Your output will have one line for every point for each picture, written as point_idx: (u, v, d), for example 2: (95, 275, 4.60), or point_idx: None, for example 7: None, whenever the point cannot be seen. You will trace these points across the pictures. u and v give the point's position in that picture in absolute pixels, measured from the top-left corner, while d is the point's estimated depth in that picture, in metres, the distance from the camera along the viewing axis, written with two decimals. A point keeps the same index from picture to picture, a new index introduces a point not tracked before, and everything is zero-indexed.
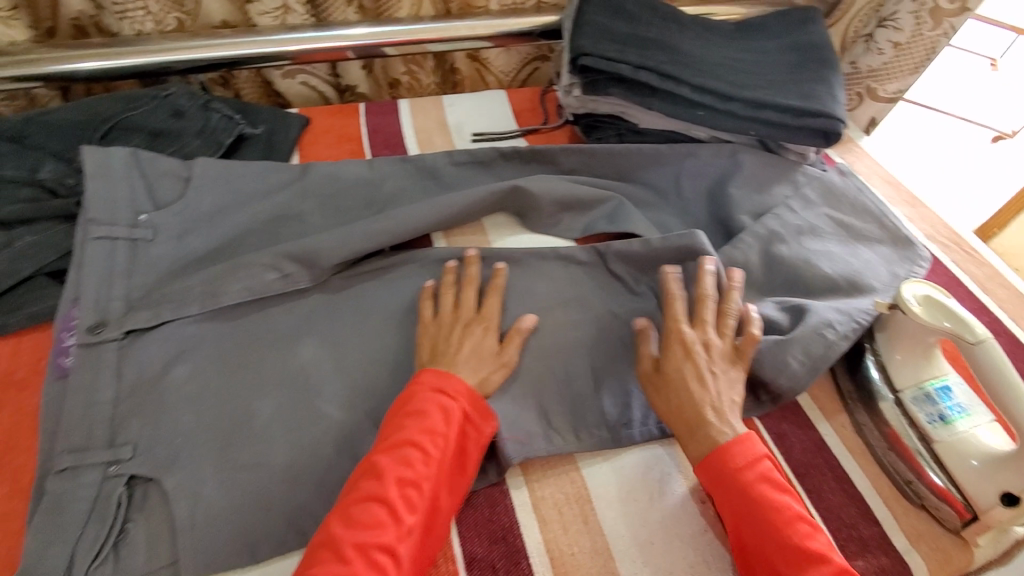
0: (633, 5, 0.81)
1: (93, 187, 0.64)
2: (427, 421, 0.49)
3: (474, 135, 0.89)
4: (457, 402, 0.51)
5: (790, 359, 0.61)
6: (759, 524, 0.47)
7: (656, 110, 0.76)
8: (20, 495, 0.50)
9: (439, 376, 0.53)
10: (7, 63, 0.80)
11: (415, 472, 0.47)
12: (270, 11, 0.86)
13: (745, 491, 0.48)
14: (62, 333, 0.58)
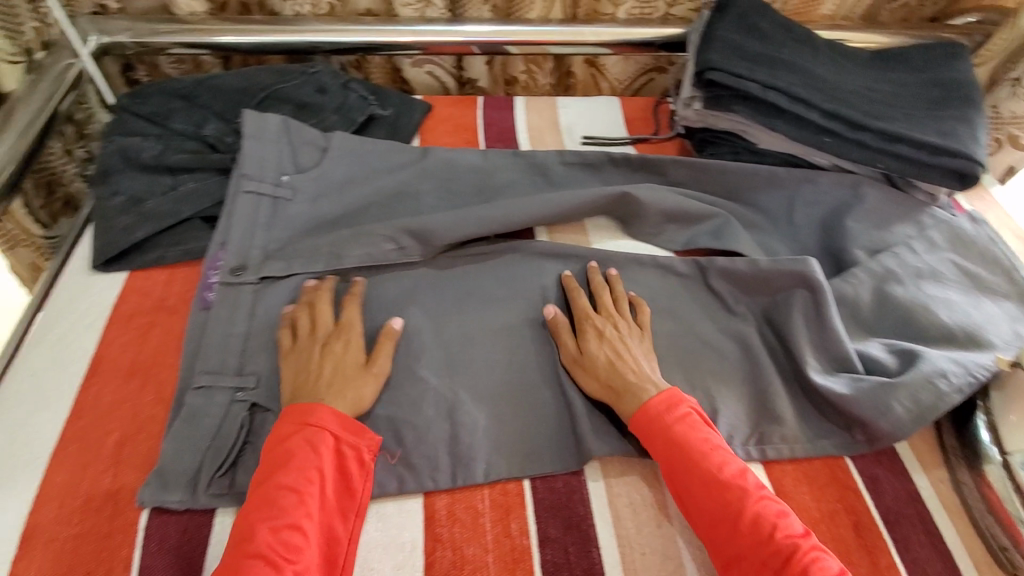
0: (767, 25, 0.80)
1: (248, 147, 0.72)
2: (295, 462, 0.50)
3: (585, 138, 0.90)
4: (314, 430, 0.52)
5: (894, 403, 0.58)
6: (684, 463, 0.52)
7: (779, 131, 0.75)
8: (162, 405, 0.58)
9: (302, 410, 0.53)
10: (185, 30, 0.89)
11: (293, 516, 0.47)
12: (412, 3, 0.92)
13: (666, 434, 0.54)
14: (208, 270, 0.66)
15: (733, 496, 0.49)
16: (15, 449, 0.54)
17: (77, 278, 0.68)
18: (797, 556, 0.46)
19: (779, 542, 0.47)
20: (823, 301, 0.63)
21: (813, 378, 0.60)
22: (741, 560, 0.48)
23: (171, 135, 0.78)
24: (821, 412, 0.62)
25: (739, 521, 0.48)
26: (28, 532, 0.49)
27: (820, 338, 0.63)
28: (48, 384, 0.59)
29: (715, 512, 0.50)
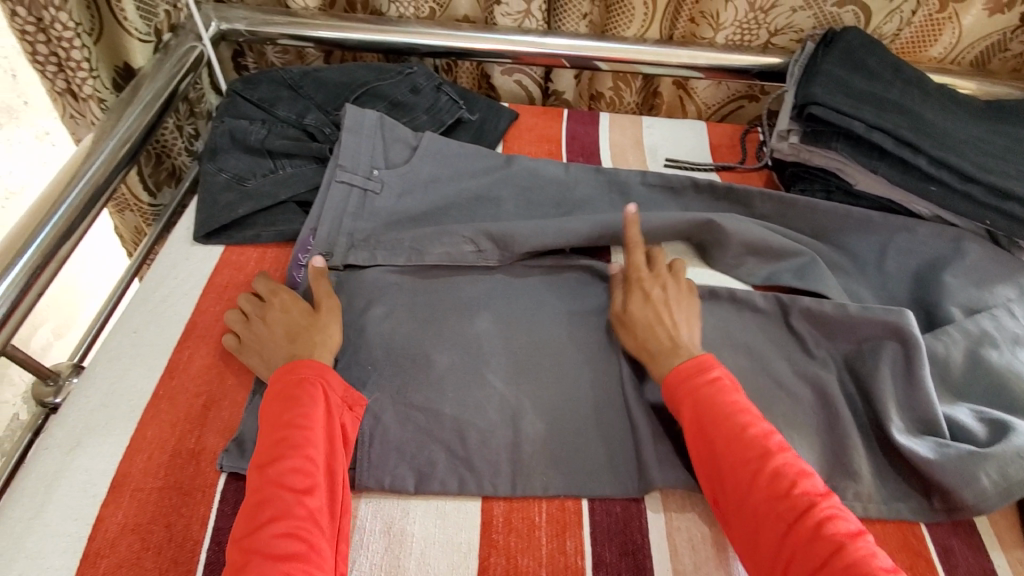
0: (876, 63, 0.77)
1: (346, 139, 0.74)
2: (288, 414, 0.53)
3: (668, 160, 0.89)
4: (306, 378, 0.55)
5: (979, 473, 0.54)
6: (708, 420, 0.53)
7: (880, 173, 0.72)
8: (246, 374, 0.61)
9: (287, 370, 0.56)
10: (294, 23, 0.93)
11: (300, 454, 0.51)
12: (512, 13, 0.93)
13: (693, 392, 0.55)
14: (299, 252, 0.70)
15: (754, 453, 0.50)
16: (114, 398, 0.58)
17: (180, 246, 0.73)
18: (812, 512, 0.46)
19: (796, 498, 0.47)
20: (916, 356, 0.60)
21: (894, 436, 0.58)
22: (756, 515, 0.48)
23: (275, 121, 0.82)
24: (898, 472, 0.59)
25: (757, 477, 0.49)
26: (119, 478, 0.53)
27: (905, 396, 0.60)
28: (147, 342, 0.63)
29: (734, 470, 0.50)
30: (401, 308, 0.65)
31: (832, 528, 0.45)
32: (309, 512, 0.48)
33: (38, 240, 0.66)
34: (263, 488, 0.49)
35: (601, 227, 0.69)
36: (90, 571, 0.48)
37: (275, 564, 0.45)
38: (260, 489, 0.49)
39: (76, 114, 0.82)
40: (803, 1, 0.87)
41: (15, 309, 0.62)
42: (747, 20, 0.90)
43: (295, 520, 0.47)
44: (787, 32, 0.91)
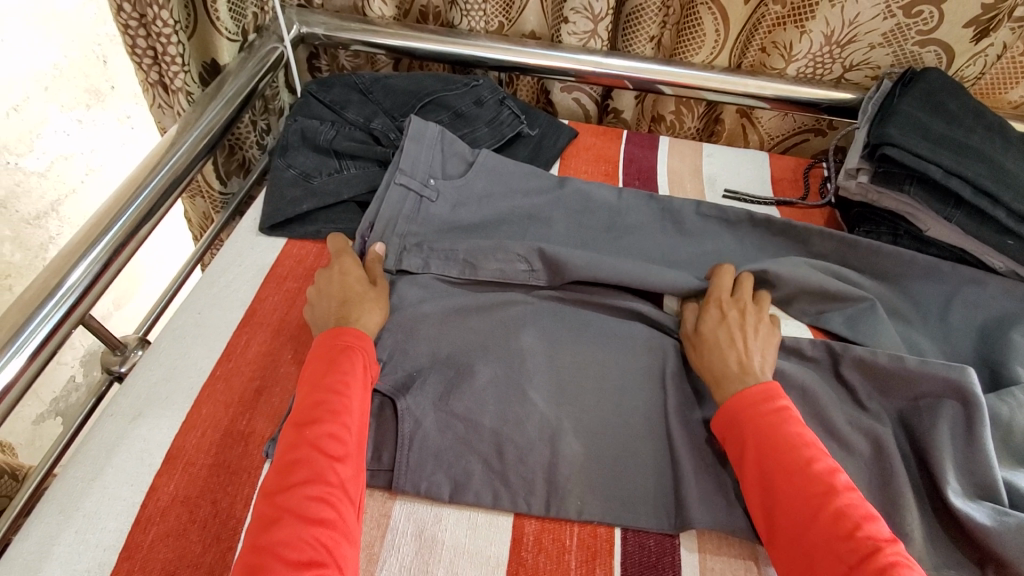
0: (956, 107, 0.74)
1: (410, 146, 0.76)
2: (330, 379, 0.55)
3: (726, 191, 0.88)
4: (346, 347, 0.58)
5: None
6: (771, 447, 0.52)
7: (954, 222, 0.68)
8: (297, 365, 0.63)
9: (333, 335, 0.59)
10: (370, 30, 0.96)
11: (336, 417, 0.53)
12: (579, 32, 0.93)
13: (755, 421, 0.54)
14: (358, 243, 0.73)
15: (816, 490, 0.49)
16: (175, 374, 0.61)
17: (246, 235, 0.77)
18: (877, 556, 0.44)
19: (860, 541, 0.45)
20: (977, 415, 0.57)
21: (951, 500, 0.54)
22: (813, 550, 0.47)
23: (344, 123, 0.86)
24: (953, 540, 0.55)
25: (819, 515, 0.48)
26: (174, 451, 0.56)
27: (961, 459, 0.56)
28: (209, 324, 0.66)
29: (794, 507, 0.49)
30: (449, 314, 0.66)
31: (896, 574, 0.43)
32: (338, 480, 0.49)
33: (122, 219, 0.71)
34: (299, 450, 0.51)
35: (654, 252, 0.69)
36: (139, 537, 0.50)
37: (304, 524, 0.46)
38: (295, 451, 0.51)
39: (165, 104, 0.87)
40: (882, 39, 0.85)
41: (97, 282, 0.67)
42: (821, 53, 0.88)
43: (325, 485, 0.49)
44: (862, 68, 0.89)
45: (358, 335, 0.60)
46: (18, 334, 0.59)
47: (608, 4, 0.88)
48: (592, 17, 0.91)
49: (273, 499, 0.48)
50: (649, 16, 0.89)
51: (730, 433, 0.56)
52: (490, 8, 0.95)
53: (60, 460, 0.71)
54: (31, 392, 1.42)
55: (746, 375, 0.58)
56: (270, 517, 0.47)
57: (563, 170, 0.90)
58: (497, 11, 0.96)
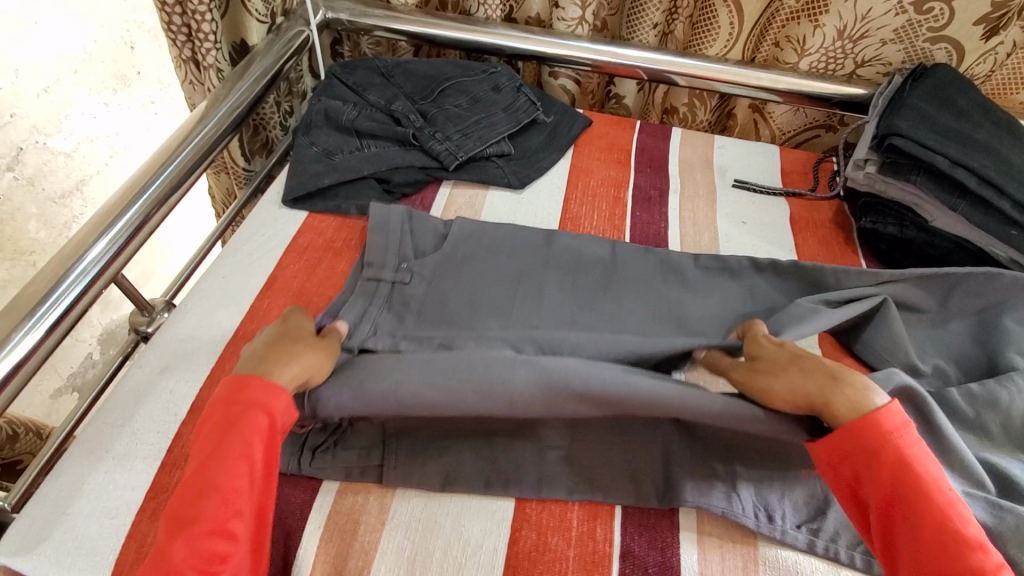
0: (965, 102, 0.76)
1: (371, 238, 0.71)
2: (218, 458, 0.46)
3: (736, 181, 0.90)
4: (252, 393, 0.50)
5: None
6: (903, 491, 0.47)
7: (959, 212, 0.70)
8: None
9: (233, 386, 0.50)
10: (391, 17, 0.99)
11: (222, 514, 0.45)
12: (566, 19, 0.96)
13: (898, 450, 0.48)
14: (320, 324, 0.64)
15: (962, 537, 0.45)
16: (201, 332, 0.65)
17: (269, 208, 0.79)
18: None
19: None
20: (931, 414, 0.58)
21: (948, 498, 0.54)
22: None
23: (365, 104, 0.89)
24: None
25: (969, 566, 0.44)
26: (198, 404, 0.58)
27: (947, 458, 0.57)
28: (232, 289, 0.69)
29: (940, 551, 0.45)
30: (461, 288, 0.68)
31: None
32: None
33: (152, 187, 0.74)
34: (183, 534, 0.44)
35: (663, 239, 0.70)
36: (164, 478, 0.53)
37: None
38: (178, 535, 0.43)
39: (195, 80, 0.91)
40: (893, 35, 0.86)
41: (128, 245, 0.70)
42: (834, 48, 0.89)
43: None
44: (874, 64, 0.90)
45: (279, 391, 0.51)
46: (56, 289, 0.63)
47: None
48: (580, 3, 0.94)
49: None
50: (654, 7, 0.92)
51: (847, 459, 0.50)
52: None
53: (83, 419, 0.74)
54: (50, 367, 1.46)
55: (848, 380, 0.52)
56: None
57: (576, 156, 0.92)
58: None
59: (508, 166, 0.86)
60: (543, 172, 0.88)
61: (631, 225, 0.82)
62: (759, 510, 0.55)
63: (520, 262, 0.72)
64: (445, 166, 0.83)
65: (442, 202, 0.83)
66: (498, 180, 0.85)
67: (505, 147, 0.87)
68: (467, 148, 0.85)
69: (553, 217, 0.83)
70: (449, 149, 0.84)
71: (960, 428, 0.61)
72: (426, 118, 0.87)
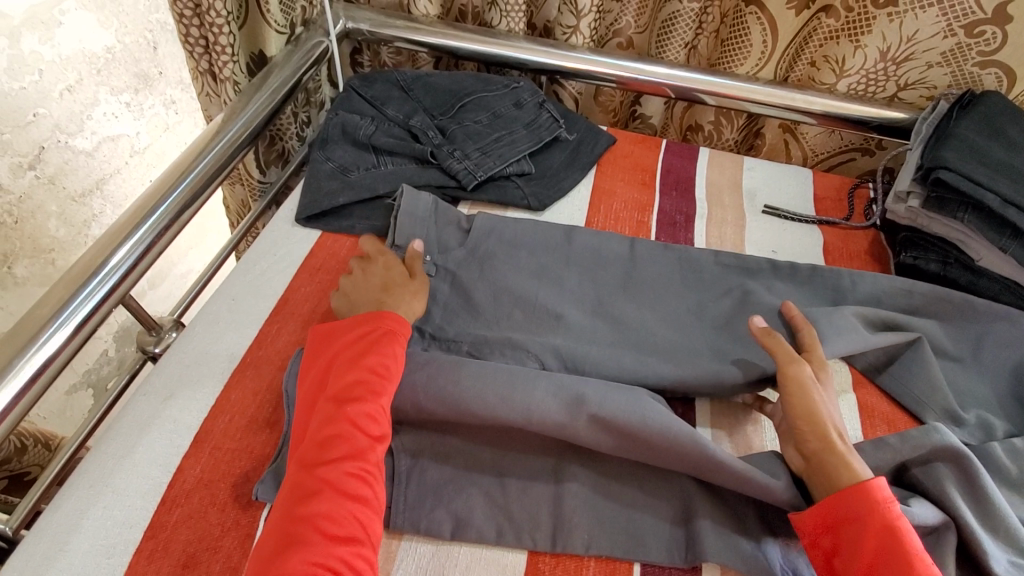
0: (1016, 133, 0.71)
1: (405, 222, 0.69)
2: (369, 381, 0.52)
3: (766, 207, 0.86)
4: (385, 334, 0.56)
5: None
6: (883, 563, 0.45)
7: (1009, 253, 0.65)
8: None
9: (367, 325, 0.57)
10: (414, 28, 0.97)
11: (373, 421, 0.51)
12: (564, 28, 0.94)
13: (880, 516, 0.47)
14: None
15: None
16: (207, 358, 0.63)
17: (282, 226, 0.77)
18: None
19: None
20: (975, 474, 0.54)
21: (995, 572, 0.50)
22: None
23: (384, 119, 0.87)
24: None
25: None
26: (202, 435, 0.57)
27: (989, 525, 0.53)
28: (242, 312, 0.67)
29: None
30: (486, 276, 0.67)
31: None
32: (369, 491, 0.48)
33: (166, 203, 0.72)
34: (329, 456, 0.48)
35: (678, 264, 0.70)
36: (164, 517, 0.51)
37: (332, 539, 0.44)
38: (326, 460, 0.48)
39: (212, 91, 0.89)
40: (940, 58, 0.81)
41: (139, 262, 0.68)
42: (875, 70, 0.85)
43: (355, 498, 0.47)
44: (918, 87, 0.86)
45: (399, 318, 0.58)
46: (62, 311, 0.61)
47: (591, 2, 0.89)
48: (575, 12, 0.91)
49: (292, 509, 0.46)
50: (683, 25, 0.89)
51: (830, 529, 0.48)
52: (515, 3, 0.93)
53: (91, 435, 0.73)
54: None
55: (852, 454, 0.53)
56: (296, 529, 0.45)
57: (600, 176, 0.89)
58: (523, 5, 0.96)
59: (529, 187, 0.83)
60: (564, 193, 0.85)
61: None
62: (788, 572, 0.52)
63: (545, 257, 0.69)
64: (463, 186, 0.80)
65: None
66: (518, 202, 0.82)
67: (526, 166, 0.84)
68: (487, 167, 0.82)
69: None
70: (468, 168, 0.81)
71: (1008, 489, 0.57)
72: (445, 135, 0.85)
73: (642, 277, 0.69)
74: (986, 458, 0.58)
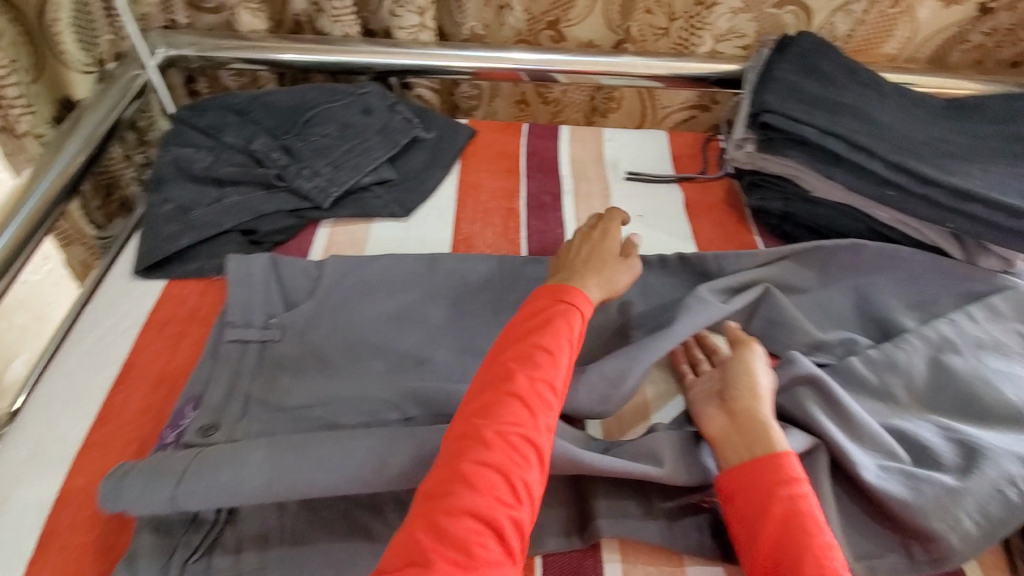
0: (829, 67, 0.75)
1: (233, 295, 0.64)
2: (537, 371, 0.50)
3: (629, 173, 0.88)
4: (562, 311, 0.54)
5: (960, 515, 0.51)
6: (790, 526, 0.46)
7: (836, 180, 0.69)
8: (161, 423, 0.58)
9: (561, 301, 0.55)
10: (248, 47, 0.91)
11: (530, 412, 0.48)
12: (407, 27, 0.91)
13: (790, 479, 0.48)
14: (168, 428, 0.56)
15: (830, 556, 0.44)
16: (46, 447, 0.56)
17: (121, 283, 0.70)
18: None
19: None
20: (833, 391, 0.57)
21: (866, 480, 0.53)
22: None
23: (223, 147, 0.81)
24: (875, 515, 0.54)
25: None
26: (46, 535, 0.51)
27: (856, 436, 0.56)
28: (83, 388, 0.60)
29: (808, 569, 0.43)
30: (338, 329, 0.64)
31: None
32: (511, 502, 0.44)
33: None
34: (494, 419, 0.47)
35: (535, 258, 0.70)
36: None
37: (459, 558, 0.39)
38: (482, 453, 0.45)
39: None
40: (742, 4, 0.87)
41: None
42: (689, 14, 0.89)
43: (493, 507, 0.43)
44: (730, 37, 0.91)
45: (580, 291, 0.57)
46: None
47: None
48: (417, 10, 0.89)
49: (433, 512, 0.42)
50: None
51: (744, 497, 0.49)
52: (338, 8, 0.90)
53: None
54: None
55: None
56: (423, 540, 0.40)
57: (464, 170, 0.87)
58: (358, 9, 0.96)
59: (389, 194, 0.80)
60: (429, 194, 0.82)
61: (526, 236, 0.79)
62: (676, 522, 0.52)
63: (401, 289, 0.68)
64: (319, 205, 0.76)
65: (321, 243, 0.75)
66: (380, 211, 0.79)
67: (384, 173, 0.81)
68: (341, 181, 0.78)
69: (444, 238, 0.78)
70: (319, 186, 0.77)
71: (868, 397, 0.60)
72: (291, 154, 0.80)
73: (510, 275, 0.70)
74: (847, 373, 0.61)
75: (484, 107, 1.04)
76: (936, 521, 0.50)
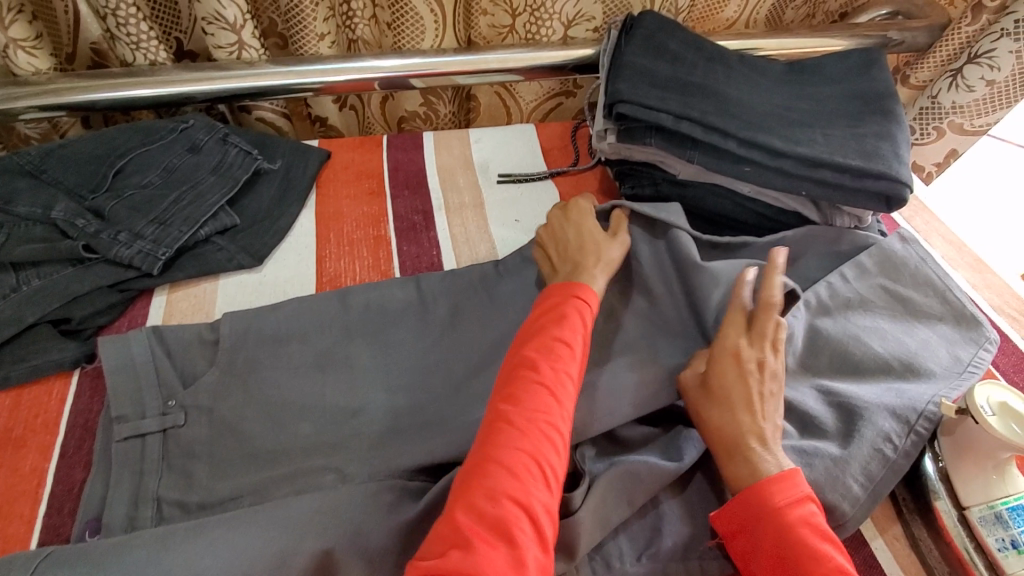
0: (676, 45, 0.74)
1: None
2: (559, 357, 0.50)
3: (501, 175, 0.84)
4: (576, 302, 0.55)
5: (850, 481, 0.53)
6: (791, 557, 0.45)
7: (697, 163, 0.69)
8: None
9: (570, 288, 0.57)
10: (32, 93, 0.75)
11: (560, 394, 0.49)
12: (225, 46, 0.81)
13: (775, 510, 0.47)
14: None
15: None
16: None
17: None
18: None
19: None
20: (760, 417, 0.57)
21: None
22: None
23: (13, 221, 0.66)
24: None
25: None
26: None
27: None
28: None
29: None
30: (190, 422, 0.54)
31: None
32: (547, 486, 0.44)
33: None
34: (521, 406, 0.47)
35: (409, 293, 0.65)
36: None
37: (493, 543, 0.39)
38: (513, 438, 0.45)
39: None
40: None
41: None
42: (537, 7, 0.85)
43: (524, 490, 0.42)
44: (580, 21, 0.89)
45: (588, 285, 0.58)
46: None
47: (241, 10, 0.77)
48: (230, 27, 0.78)
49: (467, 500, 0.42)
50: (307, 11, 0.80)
51: (741, 537, 0.48)
52: (142, 31, 0.77)
53: None
54: None
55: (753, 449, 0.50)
56: (454, 540, 0.39)
57: (322, 201, 0.79)
58: (165, 30, 0.83)
59: (236, 243, 0.71)
60: (283, 234, 0.74)
61: (399, 264, 0.73)
62: (594, 561, 0.51)
63: (258, 353, 0.59)
64: (149, 272, 0.66)
65: (159, 315, 0.66)
66: (227, 265, 0.69)
67: (226, 219, 0.71)
68: (170, 240, 0.67)
69: (306, 282, 0.70)
70: (144, 250, 0.65)
71: None
72: (103, 217, 0.67)
73: (383, 316, 0.63)
74: None
75: (355, 127, 0.99)
76: (830, 494, 0.52)
